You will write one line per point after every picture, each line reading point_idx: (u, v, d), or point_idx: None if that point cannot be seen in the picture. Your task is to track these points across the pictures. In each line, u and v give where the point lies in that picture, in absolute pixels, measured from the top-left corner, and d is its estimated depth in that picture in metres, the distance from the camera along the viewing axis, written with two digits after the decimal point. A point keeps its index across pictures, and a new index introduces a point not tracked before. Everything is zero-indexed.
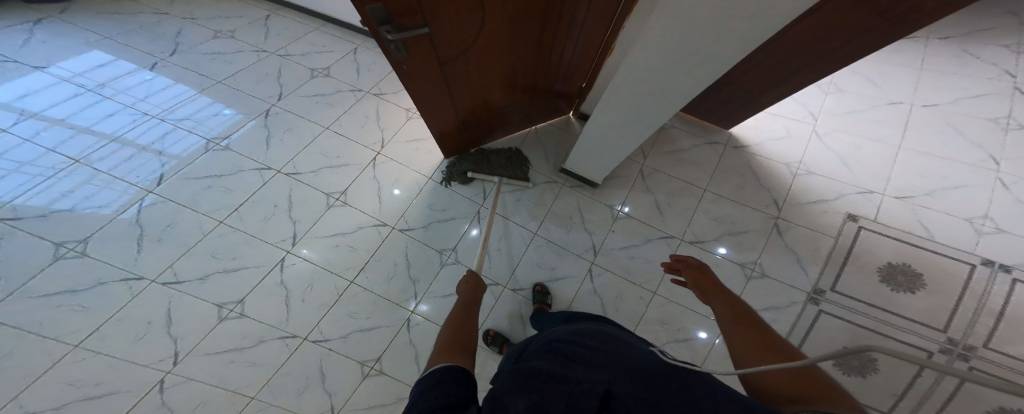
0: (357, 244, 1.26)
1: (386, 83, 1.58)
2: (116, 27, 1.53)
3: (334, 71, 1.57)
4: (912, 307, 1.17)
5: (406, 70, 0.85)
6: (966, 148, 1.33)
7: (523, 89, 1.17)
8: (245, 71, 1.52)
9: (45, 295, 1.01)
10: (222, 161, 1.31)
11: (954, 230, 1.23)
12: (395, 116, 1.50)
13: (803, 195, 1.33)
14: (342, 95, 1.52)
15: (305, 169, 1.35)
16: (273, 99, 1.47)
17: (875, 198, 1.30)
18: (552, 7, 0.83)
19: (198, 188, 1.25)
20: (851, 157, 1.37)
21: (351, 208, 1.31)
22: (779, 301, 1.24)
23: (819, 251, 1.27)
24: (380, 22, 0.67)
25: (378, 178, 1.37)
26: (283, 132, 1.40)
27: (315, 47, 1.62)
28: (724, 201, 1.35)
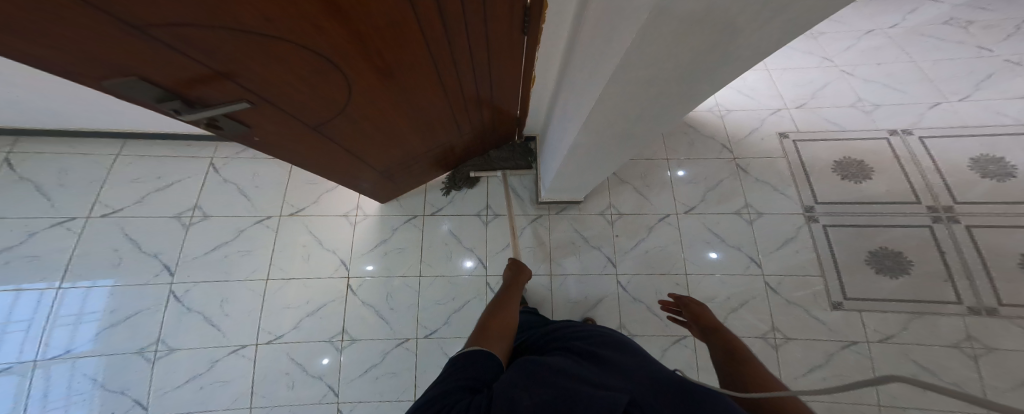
0: (397, 367, 1.07)
1: (289, 193, 1.23)
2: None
3: (210, 207, 1.19)
4: (874, 190, 1.43)
5: (258, 140, 0.70)
6: (807, 57, 1.82)
7: (444, 129, 1.02)
8: (81, 251, 1.09)
9: None
10: (182, 362, 1.03)
11: (846, 115, 1.64)
12: (339, 226, 1.20)
13: (740, 131, 1.55)
14: (246, 231, 1.17)
15: (282, 330, 1.08)
16: (165, 274, 1.10)
17: (785, 114, 1.63)
18: (440, 42, 0.66)
19: (187, 397, 1.01)
20: (745, 89, 1.69)
21: (361, 342, 1.09)
22: (789, 230, 1.36)
23: (782, 172, 1.48)
24: (156, 98, 0.47)
25: (366, 301, 1.13)
26: (218, 305, 1.09)
27: (145, 183, 1.19)
28: (687, 162, 1.44)
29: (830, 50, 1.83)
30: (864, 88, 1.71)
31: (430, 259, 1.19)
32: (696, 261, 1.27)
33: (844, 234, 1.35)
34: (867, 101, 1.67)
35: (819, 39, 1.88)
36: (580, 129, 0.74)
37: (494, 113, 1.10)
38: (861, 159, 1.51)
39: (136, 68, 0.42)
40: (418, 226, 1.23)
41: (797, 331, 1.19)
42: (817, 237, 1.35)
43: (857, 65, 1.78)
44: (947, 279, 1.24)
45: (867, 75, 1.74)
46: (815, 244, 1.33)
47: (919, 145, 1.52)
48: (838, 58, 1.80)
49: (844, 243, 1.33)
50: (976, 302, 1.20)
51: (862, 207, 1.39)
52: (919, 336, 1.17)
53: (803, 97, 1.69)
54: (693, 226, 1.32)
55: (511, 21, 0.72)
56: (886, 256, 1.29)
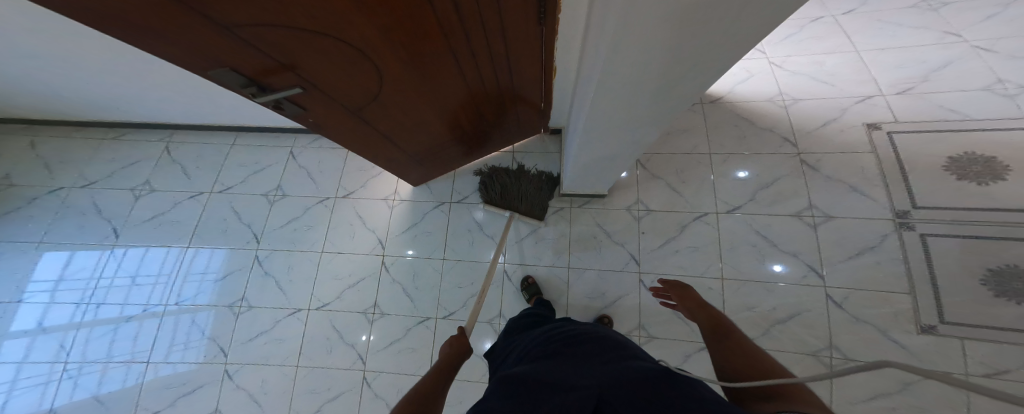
0: (416, 343, 1.19)
1: (346, 179, 1.45)
2: (40, 225, 1.42)
3: (288, 188, 1.46)
4: (1007, 194, 1.11)
5: (313, 121, 0.86)
6: (917, 31, 1.47)
7: (469, 118, 1.12)
8: (203, 220, 1.43)
9: None
10: (256, 319, 1.28)
11: (973, 100, 1.29)
12: (378, 209, 1.38)
13: (810, 123, 1.33)
14: (312, 210, 1.41)
15: (330, 298, 1.28)
16: (253, 243, 1.39)
17: (878, 101, 1.34)
18: (457, 38, 0.75)
19: (255, 346, 1.24)
20: (823, 74, 1.43)
21: (388, 316, 1.23)
22: (868, 238, 1.13)
23: (867, 170, 1.23)
24: (241, 84, 0.64)
25: (397, 278, 1.27)
26: (287, 271, 1.33)
27: (248, 167, 1.51)
28: (735, 157, 1.29)
29: (953, 22, 1.45)
30: (1004, 67, 1.33)
31: (453, 245, 1.29)
32: (737, 265, 1.14)
33: (953, 247, 1.07)
34: (1007, 83, 1.29)
35: (937, 9, 1.49)
36: (587, 111, 0.76)
37: (517, 104, 1.16)
38: (991, 155, 1.18)
39: (229, 59, 0.58)
40: (446, 213, 1.34)
41: (865, 352, 1.01)
42: (909, 248, 1.10)
43: (994, 38, 1.39)
44: None
45: (1010, 51, 1.35)
46: (905, 256, 1.09)
47: None
48: (964, 31, 1.43)
49: (951, 258, 1.06)
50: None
51: (986, 214, 1.09)
52: None
53: (907, 80, 1.37)
54: (735, 227, 1.19)
55: (523, 16, 0.78)
56: (1016, 281, 1.01)
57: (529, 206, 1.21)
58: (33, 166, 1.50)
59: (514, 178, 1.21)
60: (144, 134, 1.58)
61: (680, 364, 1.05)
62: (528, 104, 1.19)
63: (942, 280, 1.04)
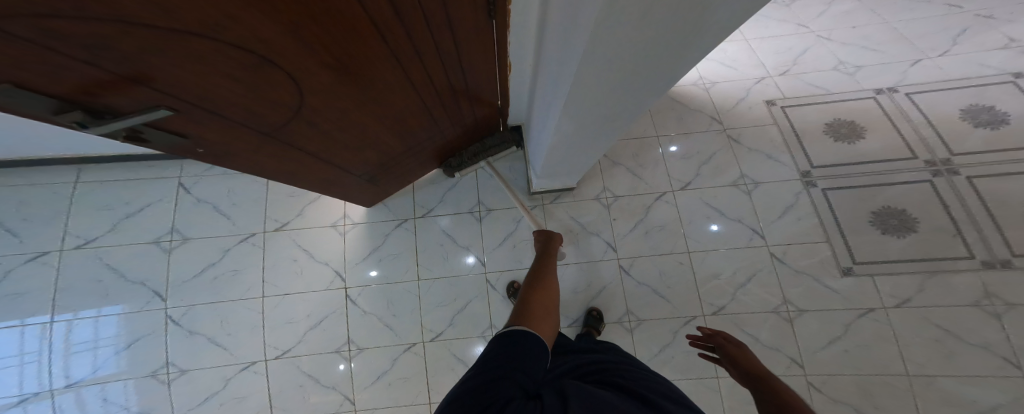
0: (409, 372, 1.03)
1: (275, 208, 1.17)
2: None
3: (189, 228, 1.12)
4: (869, 149, 1.41)
5: (193, 146, 0.59)
6: (783, 24, 1.79)
7: (414, 123, 0.96)
8: (63, 286, 1.04)
9: None
10: (193, 381, 1.00)
11: (831, 77, 1.62)
12: (325, 236, 1.14)
13: (727, 102, 1.52)
14: (232, 254, 1.10)
15: (288, 345, 1.04)
16: (159, 301, 1.05)
17: (769, 82, 1.60)
18: (400, 34, 0.60)
19: (209, 413, 0.98)
20: (727, 61, 1.65)
21: (365, 352, 1.04)
22: (789, 197, 1.32)
23: (775, 139, 1.45)
24: (52, 111, 0.37)
25: (368, 308, 1.07)
26: (216, 324, 1.04)
27: (117, 209, 1.12)
28: (677, 137, 1.40)
29: (806, 17, 1.81)
30: (844, 51, 1.69)
31: (427, 262, 1.13)
32: (698, 238, 1.22)
33: (846, 196, 1.32)
34: (849, 63, 1.65)
35: (794, 4, 1.84)
36: (558, 110, 0.68)
37: (468, 107, 1.04)
38: (853, 120, 1.49)
39: (24, 82, 0.32)
40: (411, 229, 1.17)
41: (811, 301, 1.16)
42: (817, 202, 1.32)
43: (833, 29, 1.76)
44: (953, 234, 1.23)
45: (844, 39, 1.73)
46: (817, 208, 1.30)
47: (906, 101, 1.52)
48: (814, 24, 1.79)
49: (847, 206, 1.30)
50: (988, 255, 1.19)
51: (860, 166, 1.37)
52: (934, 295, 1.16)
53: (786, 64, 1.67)
54: (691, 202, 1.28)
55: (477, 9, 0.66)
56: (892, 218, 1.27)
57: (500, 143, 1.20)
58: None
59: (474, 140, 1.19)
60: None
61: (670, 341, 1.08)
62: (479, 107, 1.07)
63: (846, 225, 1.27)
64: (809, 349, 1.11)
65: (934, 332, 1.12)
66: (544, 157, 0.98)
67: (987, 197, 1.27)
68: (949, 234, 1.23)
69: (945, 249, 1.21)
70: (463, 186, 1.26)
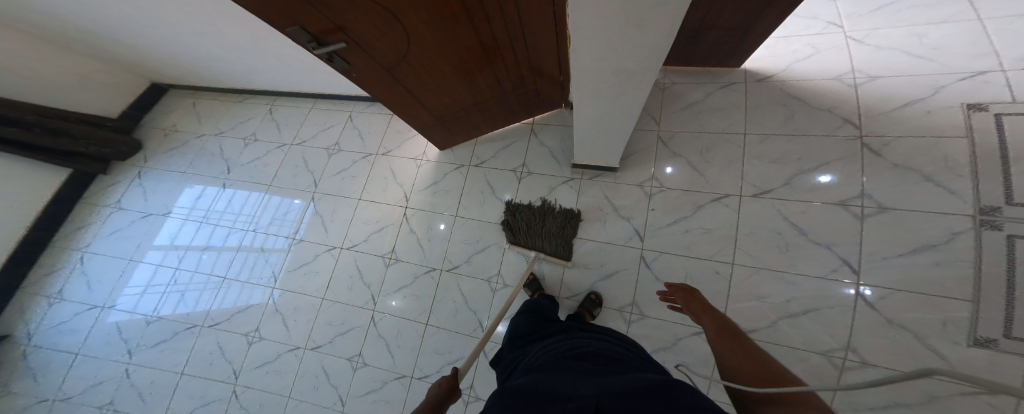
0: (420, 291, 1.34)
1: (388, 139, 1.61)
2: (181, 161, 1.78)
3: (343, 144, 1.66)
4: None
5: (358, 78, 1.01)
6: None
7: (492, 86, 1.17)
8: (281, 169, 1.67)
9: (257, 365, 1.38)
10: (303, 254, 1.50)
11: None
12: (407, 168, 1.53)
13: (881, 104, 1.10)
14: (358, 164, 1.60)
15: (359, 240, 1.48)
16: (311, 188, 1.61)
17: (991, 78, 1.02)
18: (475, 9, 0.80)
19: (297, 277, 1.48)
20: (920, 48, 1.13)
21: (402, 263, 1.40)
22: (931, 236, 0.96)
23: (950, 159, 0.99)
24: (307, 40, 0.83)
25: (415, 228, 1.43)
26: (331, 213, 1.55)
27: (319, 126, 1.71)
28: (776, 138, 1.14)
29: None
30: None
31: (466, 203, 1.40)
32: (751, 252, 1.08)
33: None
34: None
35: None
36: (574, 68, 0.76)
37: (537, 78, 1.18)
38: None
39: (301, 20, 0.77)
40: (463, 174, 1.44)
41: (889, 358, 0.94)
42: (986, 253, 0.90)
43: None
44: None
45: None
46: (981, 262, 0.91)
47: None
48: None
49: None
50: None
51: None
52: None
53: None
54: (760, 212, 1.10)
55: None
56: None
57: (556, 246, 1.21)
58: (185, 118, 1.87)
59: (537, 216, 1.23)
60: (257, 98, 1.85)
61: (669, 345, 1.08)
62: (547, 79, 1.19)
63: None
64: (856, 411, 0.93)
65: None
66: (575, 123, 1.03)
67: None
68: None
69: None
70: (513, 149, 1.42)
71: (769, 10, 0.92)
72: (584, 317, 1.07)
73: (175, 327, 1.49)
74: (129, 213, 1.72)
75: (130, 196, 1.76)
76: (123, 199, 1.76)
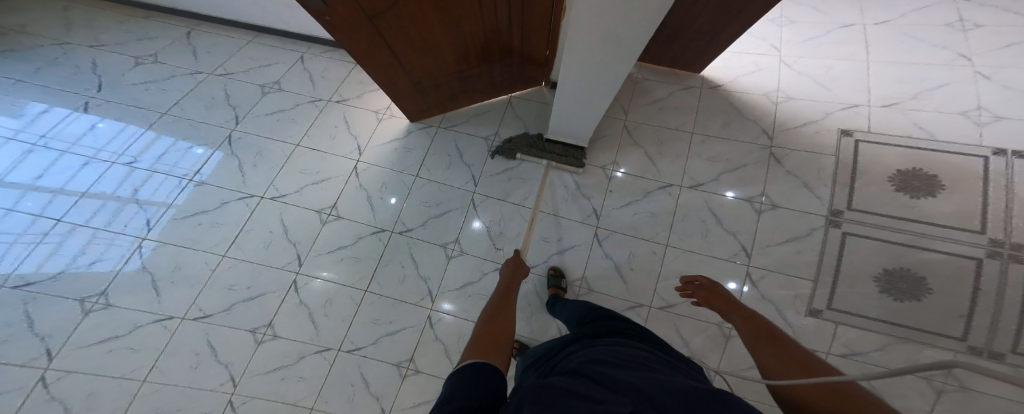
0: (362, 254, 1.29)
1: (346, 89, 1.53)
2: (26, 67, 1.46)
3: (286, 84, 1.53)
4: (931, 209, 1.26)
5: (328, 21, 0.83)
6: (934, 51, 1.50)
7: (478, 52, 1.12)
8: (188, 97, 1.48)
9: (97, 342, 1.13)
10: (203, 197, 1.33)
11: (953, 125, 1.36)
12: (365, 120, 1.47)
13: (792, 120, 1.39)
14: (303, 107, 1.48)
15: (289, 190, 1.36)
16: (230, 124, 1.44)
17: (861, 110, 1.39)
18: None
19: (187, 225, 1.29)
20: (825, 78, 1.46)
21: (344, 221, 1.33)
22: (800, 230, 1.28)
23: (824, 171, 1.33)
24: None
25: (365, 187, 1.38)
26: (253, 157, 1.39)
27: (257, 62, 1.56)
28: (714, 140, 1.38)
29: (971, 46, 1.49)
30: (993, 98, 1.39)
31: (430, 165, 1.41)
32: (682, 235, 1.29)
33: (867, 246, 1.25)
34: (985, 112, 1.37)
35: (967, 31, 1.51)
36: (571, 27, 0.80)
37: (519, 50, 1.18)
38: (934, 173, 1.30)
39: None
40: (430, 135, 1.44)
41: None
42: (829, 242, 1.27)
43: (1000, 67, 1.43)
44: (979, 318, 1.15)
45: (1006, 81, 1.41)
46: (824, 248, 1.26)
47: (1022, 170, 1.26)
48: (977, 56, 1.47)
49: (862, 254, 1.24)
50: (984, 343, 1.13)
51: (902, 223, 1.25)
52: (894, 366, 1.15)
53: (900, 95, 1.43)
54: (692, 202, 1.32)
55: None
56: (896, 281, 1.21)
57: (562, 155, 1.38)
58: (47, 21, 1.56)
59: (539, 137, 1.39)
60: (170, 19, 1.63)
61: None
62: (527, 55, 1.22)
63: (847, 272, 1.24)
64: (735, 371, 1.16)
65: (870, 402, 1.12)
66: (559, 89, 1.08)
67: None
68: (977, 321, 1.15)
69: (955, 334, 1.15)
70: (487, 119, 1.48)
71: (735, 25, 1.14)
72: (558, 294, 1.15)
73: None
74: None
75: None
76: None
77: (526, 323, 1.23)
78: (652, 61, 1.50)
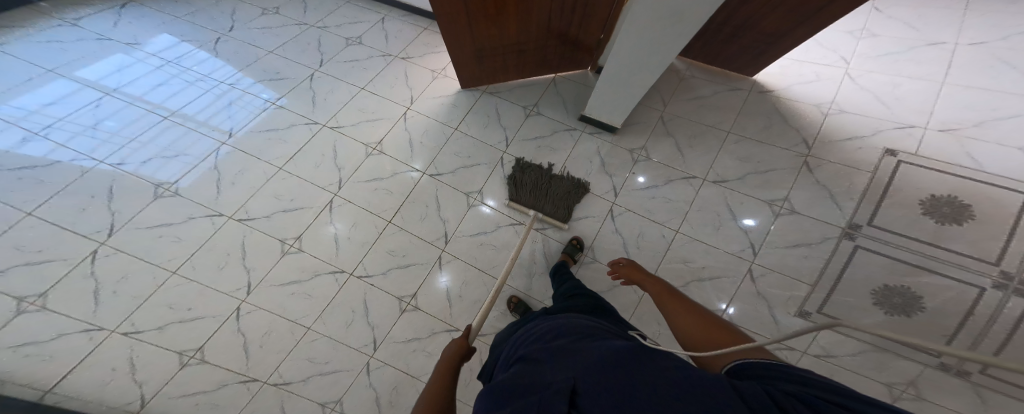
0: (394, 188, 1.42)
1: (411, 48, 1.68)
2: (184, 9, 1.73)
3: (366, 39, 1.69)
4: (952, 238, 1.26)
5: None
6: (1023, 80, 1.41)
7: (539, 31, 1.27)
8: (291, 42, 1.67)
9: (148, 227, 1.28)
10: (280, 118, 1.49)
11: (1011, 159, 1.31)
12: (423, 76, 1.60)
13: (837, 133, 1.44)
14: (374, 60, 1.64)
15: (347, 123, 1.50)
16: (315, 65, 1.61)
17: (916, 132, 1.40)
18: None
19: (260, 139, 1.45)
20: (888, 95, 1.49)
21: (383, 156, 1.46)
22: (812, 238, 1.34)
23: (855, 186, 1.37)
24: None
25: (409, 129, 1.50)
26: (325, 93, 1.55)
27: (348, 19, 1.75)
28: (748, 141, 1.47)
29: None
30: None
31: (470, 121, 1.52)
32: (694, 224, 1.38)
33: (873, 263, 1.29)
34: None
35: None
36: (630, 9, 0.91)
37: (579, 33, 1.32)
38: (966, 202, 1.28)
39: None
40: (474, 96, 1.56)
41: (743, 318, 1.30)
42: (839, 253, 1.32)
43: None
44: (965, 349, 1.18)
45: None
46: (831, 258, 1.32)
47: None
48: None
49: (866, 269, 1.28)
50: (955, 363, 1.20)
51: (919, 246, 1.26)
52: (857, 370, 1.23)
53: (962, 121, 1.39)
54: (712, 196, 1.40)
55: None
56: (892, 297, 1.25)
57: (554, 210, 1.38)
58: None
59: (545, 180, 1.39)
60: None
61: (604, 290, 1.33)
62: (588, 37, 1.34)
63: (845, 283, 1.29)
64: None
65: None
66: (602, 75, 1.21)
67: None
68: (956, 347, 1.20)
69: (934, 354, 1.20)
70: (529, 91, 1.58)
71: (798, 27, 1.20)
72: (568, 261, 1.27)
73: (60, 155, 1.29)
74: (84, 31, 1.58)
75: (95, 19, 1.63)
76: (83, 18, 1.61)
77: (530, 282, 1.36)
78: (704, 62, 1.62)
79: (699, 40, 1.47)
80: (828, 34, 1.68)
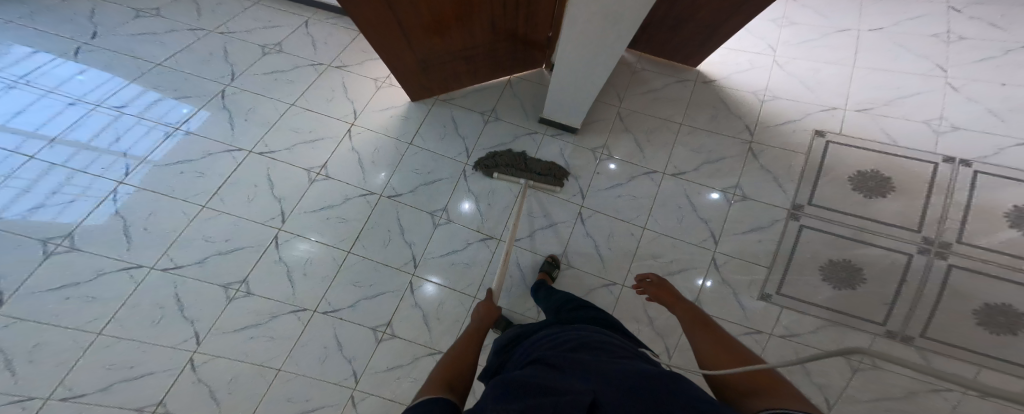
0: (348, 215, 1.31)
1: (346, 56, 1.57)
2: (21, 10, 1.49)
3: (288, 47, 1.56)
4: (880, 208, 1.39)
5: None
6: (915, 60, 1.60)
7: (483, 33, 1.22)
8: (188, 50, 1.50)
9: (52, 289, 1.09)
10: (190, 148, 1.32)
11: (916, 132, 1.47)
12: (364, 86, 1.51)
13: (774, 118, 1.54)
14: (301, 70, 1.52)
15: (278, 147, 1.37)
16: (225, 80, 1.46)
17: (838, 114, 1.53)
18: None
19: (172, 174, 1.28)
20: (812, 80, 1.62)
21: (332, 181, 1.35)
22: (764, 221, 1.42)
23: (793, 167, 1.47)
24: None
25: (357, 149, 1.40)
26: (245, 112, 1.41)
27: (260, 23, 1.60)
28: (700, 131, 1.53)
29: (949, 58, 1.58)
30: (957, 109, 1.49)
31: (424, 134, 1.45)
32: (659, 218, 1.41)
33: (817, 239, 1.38)
34: (945, 121, 1.47)
35: (950, 42, 1.61)
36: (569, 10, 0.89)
37: (524, 31, 1.29)
38: (887, 174, 1.42)
39: None
40: (425, 110, 1.49)
41: (712, 305, 1.34)
42: (787, 233, 1.40)
43: (969, 80, 1.54)
44: (904, 310, 1.30)
45: (973, 94, 1.51)
46: (781, 239, 1.39)
47: (975, 182, 1.37)
48: (952, 68, 1.56)
49: (813, 245, 1.37)
50: (898, 328, 1.30)
51: (854, 218, 1.38)
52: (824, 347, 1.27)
53: (875, 101, 1.55)
54: (672, 189, 1.44)
55: None
56: (837, 270, 1.36)
57: (543, 177, 1.40)
58: None
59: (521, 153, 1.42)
60: None
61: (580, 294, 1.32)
62: (535, 34, 1.32)
63: (795, 262, 1.37)
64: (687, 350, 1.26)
65: (801, 378, 1.23)
66: (552, 78, 1.20)
67: (966, 295, 1.28)
68: (895, 311, 1.31)
69: (879, 321, 1.31)
70: (486, 95, 1.54)
71: (731, 17, 1.27)
72: (547, 280, 1.23)
73: None
74: None
75: None
76: None
77: (506, 295, 1.31)
78: (652, 54, 1.66)
79: (645, 30, 1.51)
80: (754, 24, 1.79)
